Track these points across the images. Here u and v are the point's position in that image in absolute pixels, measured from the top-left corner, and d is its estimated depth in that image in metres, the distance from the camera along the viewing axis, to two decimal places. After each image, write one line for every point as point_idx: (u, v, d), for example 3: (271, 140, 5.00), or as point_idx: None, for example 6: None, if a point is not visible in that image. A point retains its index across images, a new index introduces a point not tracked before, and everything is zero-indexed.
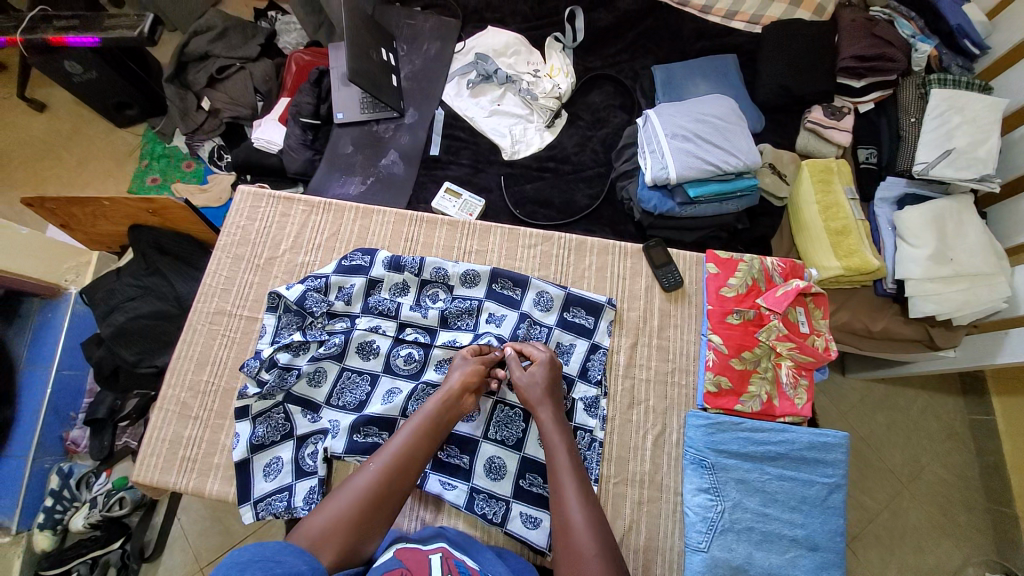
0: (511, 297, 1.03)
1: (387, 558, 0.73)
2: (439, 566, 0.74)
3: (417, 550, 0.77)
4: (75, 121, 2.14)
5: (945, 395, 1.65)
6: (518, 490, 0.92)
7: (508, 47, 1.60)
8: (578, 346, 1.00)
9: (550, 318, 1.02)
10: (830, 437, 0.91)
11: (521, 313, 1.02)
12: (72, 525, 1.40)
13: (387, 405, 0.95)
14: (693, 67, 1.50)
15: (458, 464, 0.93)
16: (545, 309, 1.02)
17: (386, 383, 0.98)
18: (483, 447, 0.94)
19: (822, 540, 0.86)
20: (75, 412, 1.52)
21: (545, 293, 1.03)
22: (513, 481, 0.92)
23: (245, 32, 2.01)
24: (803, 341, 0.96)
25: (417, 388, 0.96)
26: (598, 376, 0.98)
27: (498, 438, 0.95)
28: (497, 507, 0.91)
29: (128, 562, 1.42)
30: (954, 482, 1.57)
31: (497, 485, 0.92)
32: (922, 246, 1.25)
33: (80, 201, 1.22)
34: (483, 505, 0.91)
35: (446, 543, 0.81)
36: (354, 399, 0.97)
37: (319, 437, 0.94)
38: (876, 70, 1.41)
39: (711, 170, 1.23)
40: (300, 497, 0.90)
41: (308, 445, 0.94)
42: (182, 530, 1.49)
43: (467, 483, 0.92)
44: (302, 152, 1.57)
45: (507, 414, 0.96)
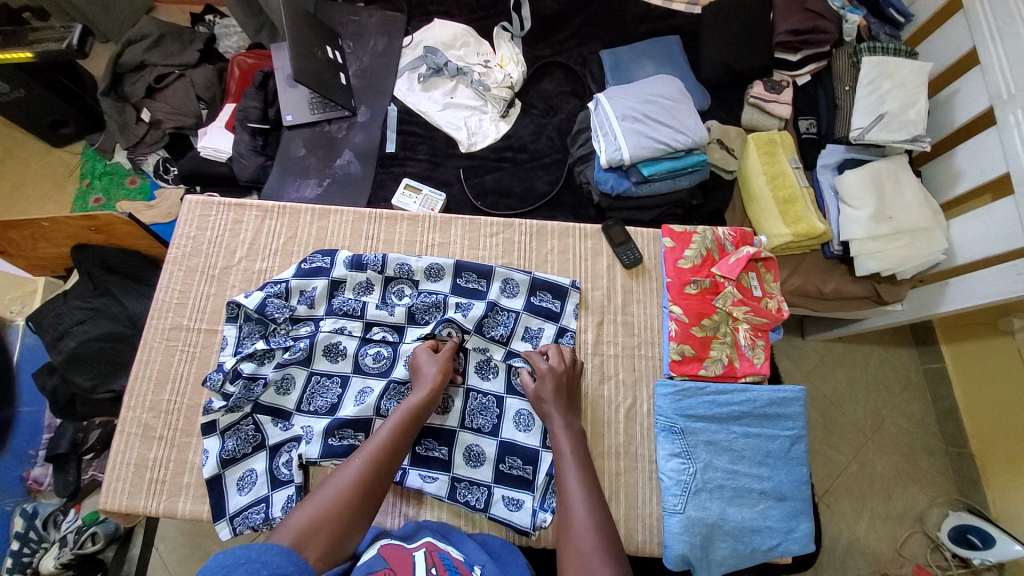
0: (476, 289, 1.03)
1: (369, 557, 0.72)
2: (423, 560, 0.73)
3: (401, 547, 0.76)
4: (4, 143, 2.01)
5: (897, 348, 1.76)
6: (498, 475, 0.94)
7: (455, 39, 1.59)
8: (547, 332, 1.02)
9: (515, 306, 1.03)
10: (789, 392, 0.95)
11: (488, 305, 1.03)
12: (41, 567, 1.32)
13: (360, 406, 0.94)
14: (638, 50, 1.53)
15: (437, 457, 0.94)
16: (512, 294, 1.03)
17: (357, 384, 0.97)
18: (460, 436, 0.95)
19: (789, 490, 0.91)
20: (35, 449, 1.47)
21: (510, 282, 1.04)
22: (492, 467, 0.94)
23: (182, 39, 1.96)
24: (757, 304, 1.00)
25: (389, 386, 0.95)
26: None
27: (474, 426, 0.96)
28: (478, 493, 0.92)
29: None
30: (912, 429, 1.68)
31: (477, 472, 0.93)
32: (861, 208, 1.33)
33: (14, 224, 1.13)
34: (465, 493, 0.92)
35: (429, 538, 0.81)
36: (326, 403, 0.96)
37: (293, 444, 0.93)
38: (810, 43, 1.48)
39: (661, 148, 1.27)
40: (278, 506, 0.89)
41: (282, 454, 0.93)
42: (161, 558, 1.45)
43: (447, 473, 0.93)
44: (253, 158, 1.55)
45: (481, 403, 0.97)
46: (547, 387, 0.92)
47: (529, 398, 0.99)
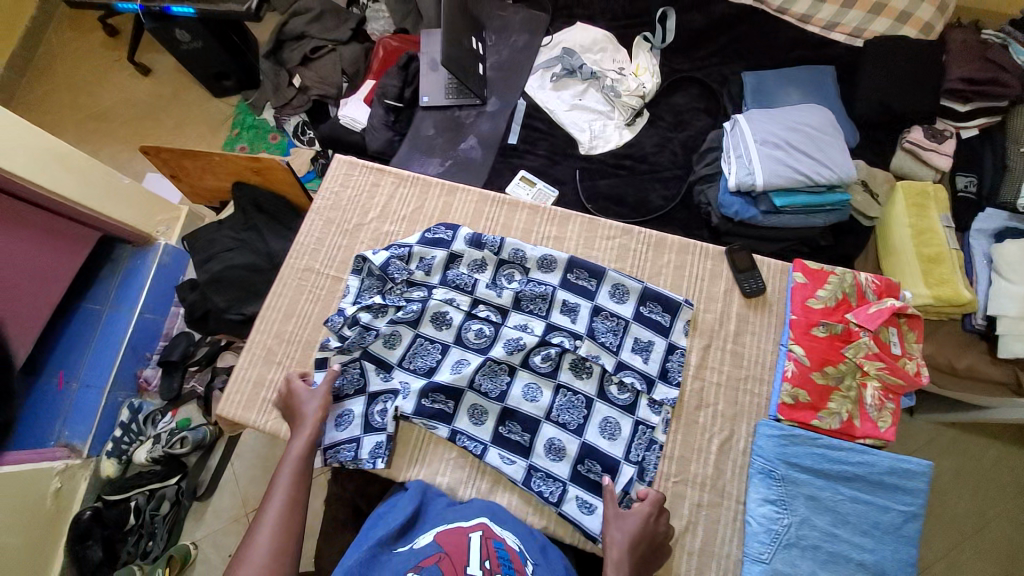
0: (586, 287, 1.02)
1: (426, 543, 0.74)
2: (478, 546, 0.73)
3: (460, 529, 0.78)
4: (175, 88, 2.31)
5: (1020, 449, 1.51)
6: (575, 474, 0.92)
7: (594, 44, 1.60)
8: (655, 346, 0.98)
9: (623, 313, 1.01)
10: (915, 464, 0.85)
11: (594, 306, 1.01)
12: (135, 457, 1.58)
13: (455, 374, 0.97)
14: (787, 75, 1.45)
15: (517, 441, 0.94)
16: (621, 300, 1.01)
17: (456, 354, 1.00)
18: (544, 428, 0.94)
19: (892, 568, 0.81)
20: (150, 353, 1.75)
21: (620, 287, 1.02)
22: (570, 465, 0.92)
23: (339, 17, 2.15)
24: (894, 362, 0.91)
25: (485, 363, 0.97)
26: (678, 378, 0.97)
27: (560, 421, 0.95)
28: (553, 487, 0.91)
29: (182, 498, 1.58)
30: (1020, 540, 1.44)
31: (555, 465, 0.92)
32: (1019, 283, 1.15)
33: (192, 154, 1.27)
34: (540, 484, 0.91)
35: (485, 522, 0.81)
36: (425, 365, 1.00)
37: (389, 396, 0.98)
38: (986, 95, 1.32)
39: (801, 180, 1.20)
40: (367, 450, 0.94)
41: (378, 403, 0.97)
42: (233, 476, 1.65)
43: (525, 460, 0.93)
44: (383, 132, 1.67)
45: (570, 400, 0.96)
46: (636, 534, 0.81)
47: (620, 407, 0.95)
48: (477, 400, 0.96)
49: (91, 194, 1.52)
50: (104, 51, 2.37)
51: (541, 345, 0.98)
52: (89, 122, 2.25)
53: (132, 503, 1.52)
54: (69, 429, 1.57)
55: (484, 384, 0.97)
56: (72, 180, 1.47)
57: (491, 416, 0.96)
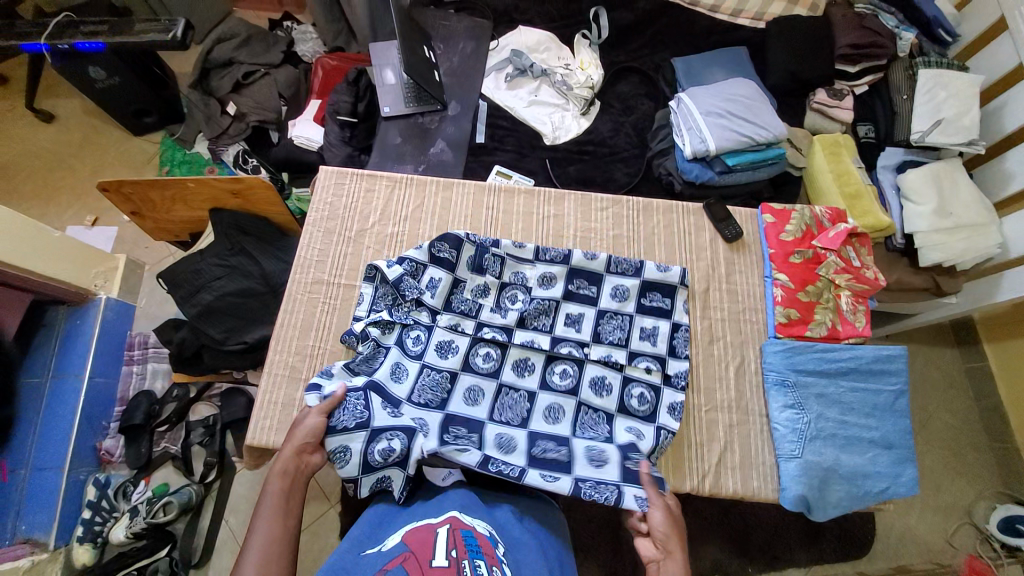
0: (588, 295, 1.09)
1: (394, 546, 0.71)
2: (444, 539, 0.71)
3: (426, 526, 0.75)
4: (85, 130, 2.11)
5: (942, 348, 1.80)
6: (626, 474, 0.91)
7: (539, 44, 1.72)
8: (661, 329, 1.06)
9: (626, 310, 1.08)
10: (893, 350, 1.02)
11: (598, 311, 1.08)
12: (113, 536, 1.43)
13: (471, 406, 1.00)
14: (708, 59, 1.65)
15: (557, 458, 0.93)
16: (622, 298, 1.08)
17: (466, 381, 1.02)
18: (575, 443, 0.97)
19: (895, 439, 0.98)
20: (107, 422, 1.59)
21: (620, 288, 1.09)
22: (619, 466, 0.92)
23: (268, 41, 2.10)
24: (857, 272, 1.09)
25: (501, 388, 1.02)
26: (685, 352, 1.05)
27: (587, 437, 0.99)
28: (607, 491, 0.88)
29: (176, 571, 1.45)
30: (958, 424, 1.72)
31: (603, 472, 0.91)
32: (925, 203, 1.43)
33: (159, 184, 1.23)
34: (592, 492, 0.88)
35: (454, 514, 0.78)
36: (436, 397, 0.99)
37: (396, 434, 0.90)
38: (868, 56, 1.61)
39: (745, 141, 1.39)
40: (377, 448, 0.88)
41: (380, 440, 0.89)
42: (229, 531, 1.55)
43: (569, 473, 0.91)
44: (342, 148, 1.68)
45: (592, 416, 1.01)
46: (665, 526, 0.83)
47: (641, 417, 1.00)
48: (501, 429, 0.98)
49: (21, 252, 1.35)
50: None
51: (550, 361, 1.04)
52: None
53: None
54: (25, 523, 1.42)
55: (504, 413, 1.00)
56: None
57: (520, 441, 0.96)
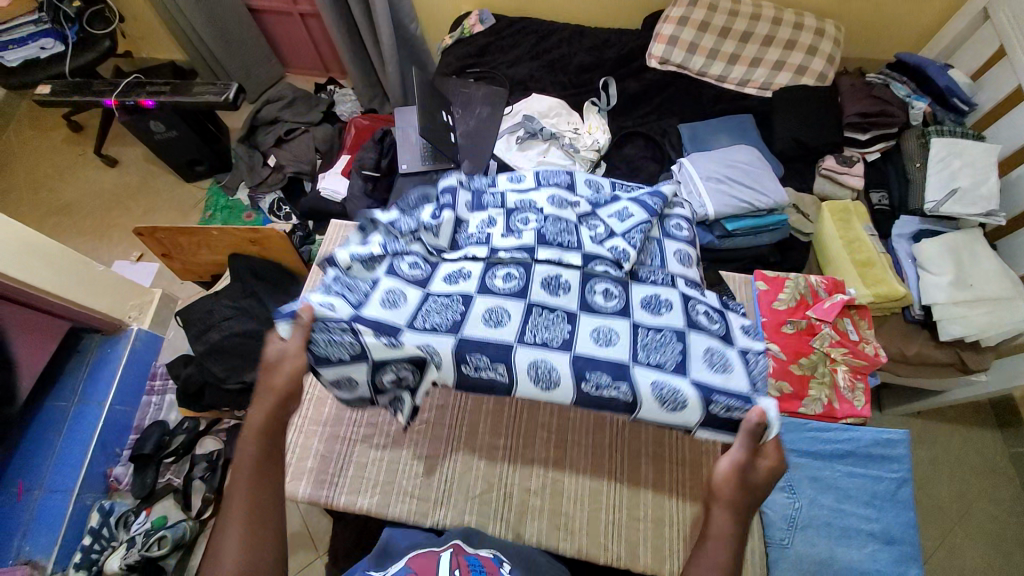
0: (613, 307, 0.88)
1: (399, 566, 0.76)
2: (448, 562, 0.76)
3: (432, 552, 0.80)
4: (143, 175, 2.35)
5: (981, 430, 1.65)
6: (707, 417, 0.80)
7: (550, 110, 1.82)
8: (710, 301, 0.93)
9: (664, 325, 0.86)
10: (894, 434, 0.96)
11: (631, 323, 0.86)
12: (107, 566, 1.46)
13: (494, 328, 0.84)
14: (714, 126, 1.70)
15: (610, 306, 0.88)
16: (656, 311, 0.88)
17: (484, 304, 0.85)
18: (623, 319, 0.87)
19: (898, 533, 0.90)
20: (120, 448, 1.67)
21: (654, 300, 0.89)
22: (700, 411, 0.78)
23: (310, 102, 2.30)
24: (854, 347, 1.06)
25: (529, 309, 0.86)
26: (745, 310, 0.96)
27: (653, 362, 0.82)
28: (665, 339, 0.84)
29: None
30: (1004, 518, 1.54)
31: (659, 318, 0.87)
32: (942, 275, 1.36)
33: (189, 231, 1.36)
34: (647, 338, 0.85)
35: (458, 542, 0.84)
36: (446, 320, 0.84)
37: (406, 362, 0.82)
38: (879, 124, 1.60)
39: (745, 207, 1.39)
40: (410, 341, 0.81)
41: (389, 371, 0.83)
42: None
43: (626, 318, 0.87)
44: (362, 200, 1.80)
45: (657, 338, 0.84)
46: (729, 487, 0.64)
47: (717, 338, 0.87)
48: (536, 354, 0.83)
49: (65, 283, 1.48)
50: (69, 147, 2.42)
51: (587, 278, 0.89)
52: (52, 215, 2.23)
53: None
54: (30, 543, 1.43)
55: (539, 334, 0.84)
56: (45, 270, 1.43)
57: (564, 372, 0.81)
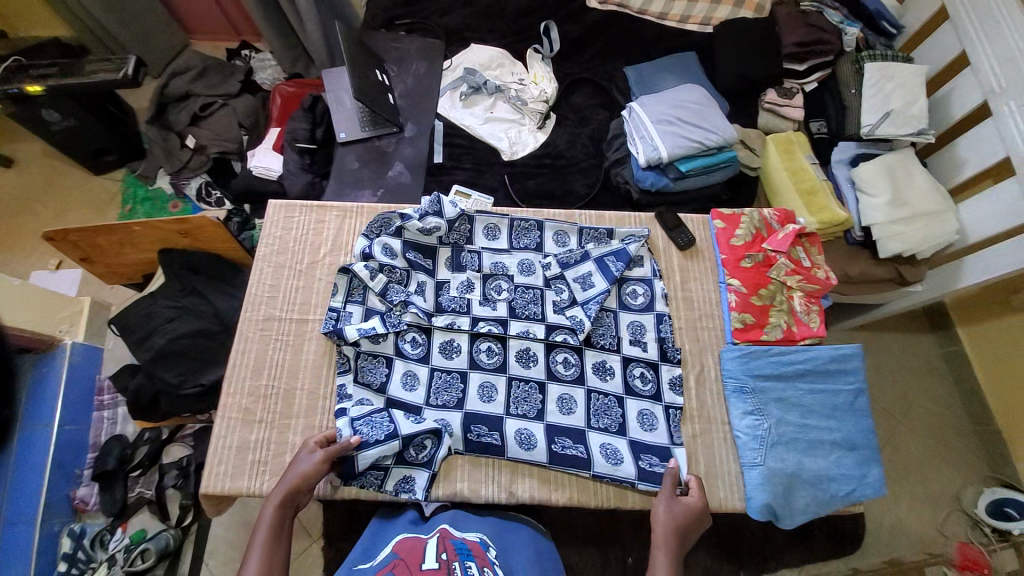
0: (573, 375, 1.05)
1: (385, 554, 0.80)
2: (434, 547, 0.81)
3: (418, 537, 0.85)
4: (44, 172, 2.08)
5: (918, 335, 1.81)
6: (639, 471, 0.97)
7: (492, 61, 1.73)
8: (647, 323, 1.09)
9: (615, 390, 1.04)
10: (847, 349, 1.03)
11: (587, 390, 1.04)
12: None
13: (488, 403, 1.03)
14: (659, 65, 1.67)
15: (571, 374, 1.05)
16: (606, 374, 1.05)
17: (476, 378, 1.05)
18: (580, 391, 1.04)
19: (857, 439, 0.99)
20: (80, 469, 1.55)
21: (604, 364, 1.06)
22: (632, 464, 0.98)
23: (224, 71, 2.08)
24: (808, 273, 1.11)
25: (510, 382, 1.04)
26: (677, 355, 1.06)
27: (601, 426, 1.02)
28: (612, 404, 1.03)
29: None
30: (938, 410, 1.73)
31: (607, 383, 1.05)
32: (880, 194, 1.43)
33: (108, 229, 1.21)
34: (599, 403, 1.03)
35: (444, 529, 0.88)
36: (452, 398, 1.03)
37: (432, 435, 0.98)
38: (816, 53, 1.63)
39: (696, 147, 1.40)
40: (429, 415, 1.01)
41: (417, 441, 0.97)
42: (211, 574, 1.52)
43: (583, 386, 1.04)
44: (301, 176, 1.66)
45: (602, 403, 1.03)
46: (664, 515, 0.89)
47: (648, 398, 1.03)
48: (519, 423, 1.01)
49: None
50: None
51: (550, 349, 1.07)
52: None
53: None
54: None
55: (520, 406, 1.03)
56: None
57: (540, 436, 1.00)
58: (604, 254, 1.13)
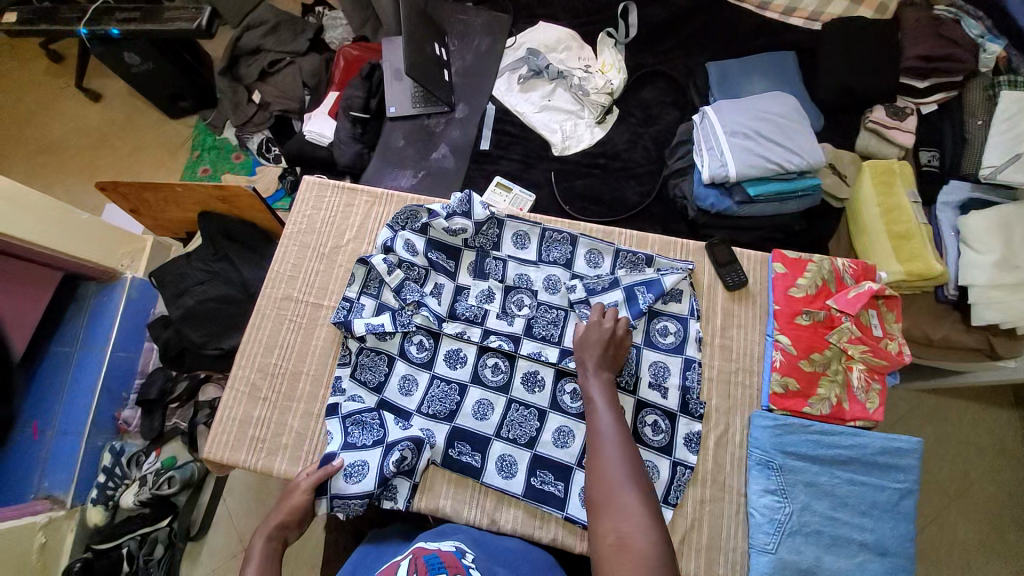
0: (578, 408, 0.99)
1: None
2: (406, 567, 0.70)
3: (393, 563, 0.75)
4: (128, 111, 2.21)
5: (997, 410, 1.56)
6: None
7: (559, 43, 1.59)
8: (671, 367, 0.98)
9: None
10: (904, 443, 0.90)
11: None
12: (122, 501, 1.53)
13: (480, 422, 0.99)
14: (749, 64, 1.46)
15: (575, 408, 0.99)
16: None
17: (476, 394, 1.01)
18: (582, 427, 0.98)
19: (891, 546, 0.86)
20: (126, 393, 1.68)
21: None
22: None
23: (294, 27, 2.06)
24: (876, 344, 0.96)
25: (510, 404, 1.00)
26: (700, 410, 0.95)
27: None
28: None
29: (175, 541, 1.53)
30: (1003, 498, 1.49)
31: None
32: (988, 252, 1.19)
33: (152, 187, 1.29)
34: None
35: (419, 546, 0.78)
36: (446, 409, 1.00)
37: (410, 445, 0.94)
38: (943, 70, 1.36)
39: (771, 168, 1.22)
40: (417, 424, 0.99)
41: (395, 452, 0.93)
42: (227, 509, 1.60)
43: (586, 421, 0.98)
44: (351, 146, 1.62)
45: None
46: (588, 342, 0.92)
47: (655, 449, 0.92)
48: (505, 448, 0.98)
49: (49, 233, 1.42)
50: (49, 78, 2.26)
51: (560, 376, 1.00)
52: (40, 155, 2.14)
53: (123, 550, 1.47)
54: (49, 479, 1.50)
55: (513, 430, 0.98)
56: (28, 218, 1.36)
57: (521, 466, 0.97)
58: (636, 283, 1.03)
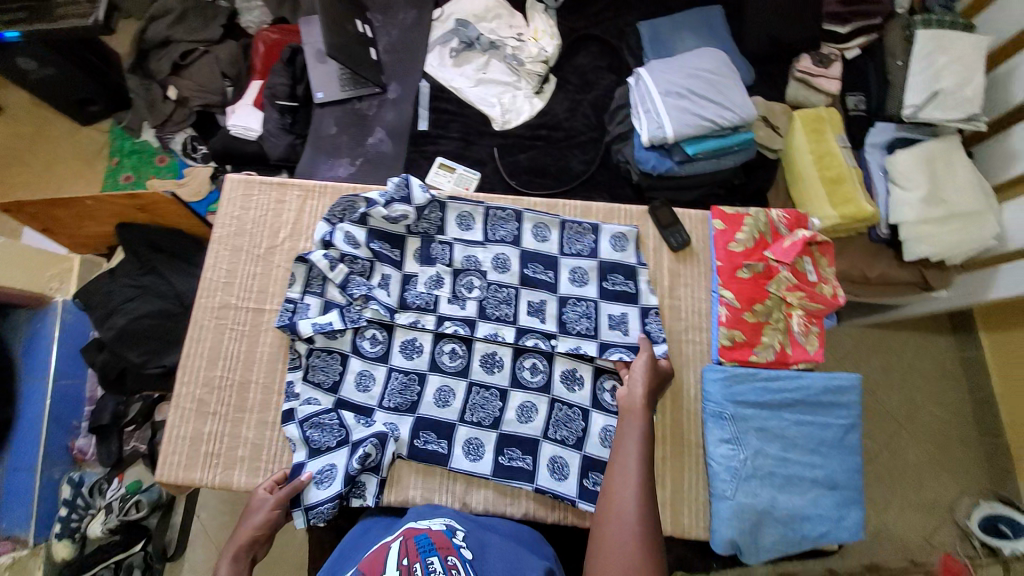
0: (538, 382, 0.99)
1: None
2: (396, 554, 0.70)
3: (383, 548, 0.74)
4: (29, 119, 2.00)
5: (936, 336, 1.68)
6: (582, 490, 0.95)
7: (488, 11, 1.53)
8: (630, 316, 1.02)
9: (581, 401, 0.99)
10: (844, 380, 0.95)
11: (551, 399, 0.98)
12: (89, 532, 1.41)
13: (442, 408, 0.98)
14: (679, 22, 1.45)
15: (535, 382, 0.99)
16: (574, 384, 0.99)
17: (435, 381, 0.99)
18: (543, 402, 0.98)
19: (839, 478, 0.91)
20: (77, 421, 1.56)
21: (573, 373, 1.00)
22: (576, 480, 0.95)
23: (203, 12, 1.90)
24: (812, 290, 1.01)
25: (470, 388, 0.99)
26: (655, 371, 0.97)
27: (558, 437, 0.97)
28: (576, 417, 0.98)
29: (152, 563, 1.48)
30: (945, 417, 1.62)
31: (575, 393, 0.99)
32: (914, 189, 1.26)
33: (60, 202, 1.20)
34: (564, 417, 0.98)
35: (407, 527, 0.79)
36: (406, 401, 0.98)
37: (378, 441, 0.93)
38: (861, 15, 1.40)
39: (707, 126, 1.22)
40: (379, 419, 0.97)
41: (362, 450, 0.92)
42: (202, 524, 1.54)
43: (546, 394, 0.99)
44: (282, 137, 1.53)
45: (566, 414, 0.98)
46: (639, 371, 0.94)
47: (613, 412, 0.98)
48: (471, 432, 0.97)
49: None
50: None
51: (518, 355, 1.00)
52: None
53: None
54: (4, 519, 1.40)
55: (476, 413, 0.98)
56: None
57: (489, 446, 0.97)
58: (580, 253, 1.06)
